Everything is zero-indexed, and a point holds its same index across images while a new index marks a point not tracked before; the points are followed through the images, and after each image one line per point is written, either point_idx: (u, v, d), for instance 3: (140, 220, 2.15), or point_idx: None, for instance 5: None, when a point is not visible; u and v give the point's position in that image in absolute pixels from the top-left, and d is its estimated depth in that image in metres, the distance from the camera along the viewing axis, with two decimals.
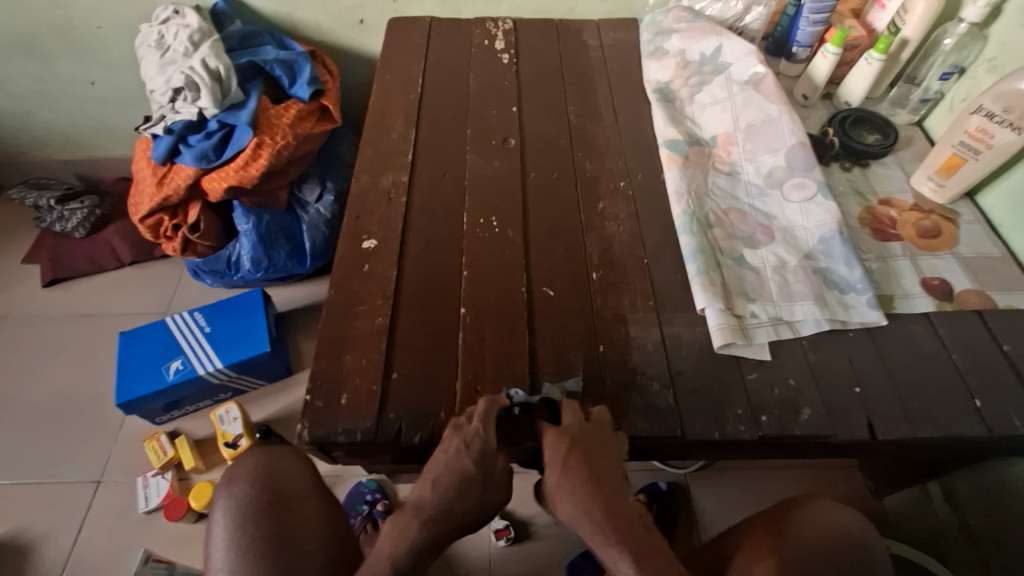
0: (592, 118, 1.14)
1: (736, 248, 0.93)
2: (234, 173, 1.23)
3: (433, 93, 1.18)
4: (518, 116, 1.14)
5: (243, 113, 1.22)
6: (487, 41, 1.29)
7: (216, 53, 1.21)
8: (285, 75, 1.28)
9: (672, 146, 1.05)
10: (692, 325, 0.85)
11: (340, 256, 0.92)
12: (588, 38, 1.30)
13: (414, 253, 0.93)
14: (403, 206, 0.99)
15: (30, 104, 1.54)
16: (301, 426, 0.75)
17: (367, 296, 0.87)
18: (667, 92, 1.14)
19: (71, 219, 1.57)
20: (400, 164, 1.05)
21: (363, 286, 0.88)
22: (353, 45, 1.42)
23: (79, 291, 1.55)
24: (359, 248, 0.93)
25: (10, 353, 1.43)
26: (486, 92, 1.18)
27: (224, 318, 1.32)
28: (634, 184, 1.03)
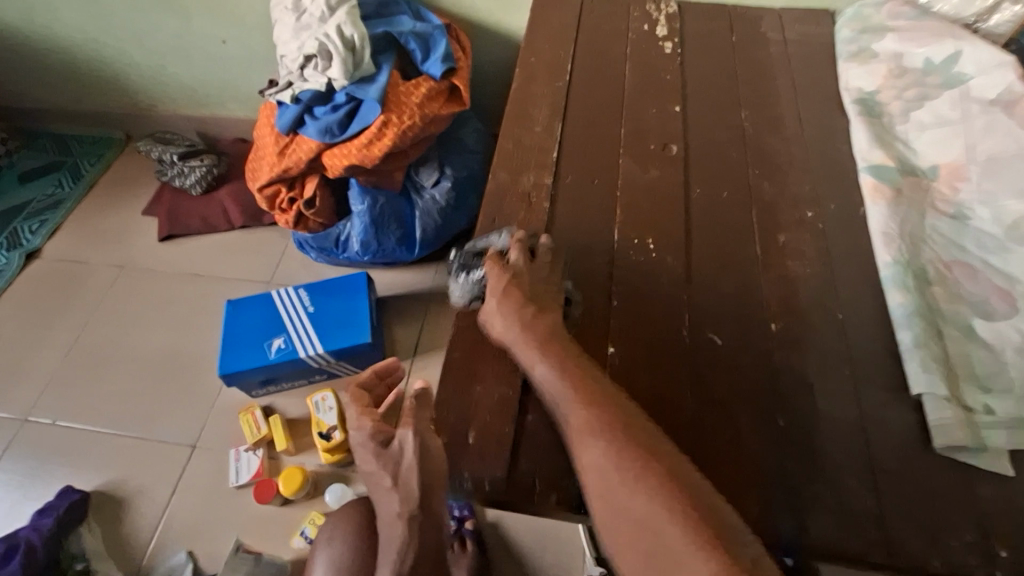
0: (770, 127, 0.96)
1: (962, 313, 0.74)
2: (357, 152, 1.16)
3: (582, 83, 1.04)
4: (681, 118, 0.98)
5: (373, 88, 1.14)
6: (647, 25, 1.13)
7: (353, 20, 1.13)
8: (419, 49, 1.19)
9: (880, 173, 0.85)
10: (899, 409, 0.68)
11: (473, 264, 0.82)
12: (767, 29, 1.10)
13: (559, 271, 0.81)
14: (546, 213, 0.86)
15: (164, 58, 1.55)
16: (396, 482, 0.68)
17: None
18: (872, 104, 0.93)
19: (190, 175, 1.59)
20: (542, 162, 0.93)
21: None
22: (490, 20, 1.30)
23: (191, 249, 1.56)
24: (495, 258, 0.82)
25: (125, 303, 1.47)
26: (645, 85, 1.03)
27: (329, 299, 1.27)
28: (825, 215, 0.85)
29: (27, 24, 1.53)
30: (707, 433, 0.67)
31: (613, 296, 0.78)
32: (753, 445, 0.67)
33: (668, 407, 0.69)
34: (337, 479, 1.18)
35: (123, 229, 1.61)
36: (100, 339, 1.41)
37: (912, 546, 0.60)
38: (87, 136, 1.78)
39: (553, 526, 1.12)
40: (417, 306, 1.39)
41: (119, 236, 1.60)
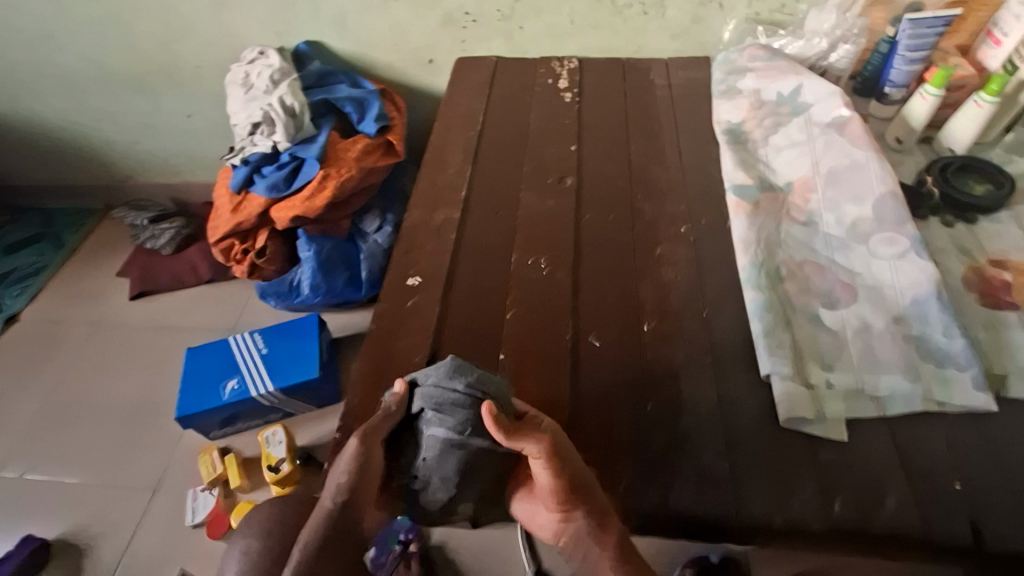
0: (653, 158, 1.09)
1: (810, 305, 0.83)
2: (300, 203, 1.30)
3: (492, 131, 1.18)
4: (577, 155, 1.11)
5: (313, 147, 1.29)
6: (550, 79, 1.29)
7: (293, 91, 1.29)
8: (356, 112, 1.35)
9: (743, 191, 0.97)
10: (755, 389, 0.76)
11: (386, 290, 0.92)
12: (655, 77, 1.27)
13: (464, 291, 0.91)
14: (454, 242, 0.98)
15: (136, 134, 1.71)
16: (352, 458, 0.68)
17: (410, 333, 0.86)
18: (738, 134, 1.06)
19: (161, 236, 1.73)
20: (452, 199, 1.05)
21: (407, 322, 0.87)
22: (421, 84, 1.47)
23: (161, 305, 1.67)
24: (405, 284, 0.93)
25: (96, 358, 1.56)
26: (546, 129, 1.17)
27: (282, 341, 1.36)
28: (697, 229, 0.96)
29: (12, 112, 1.69)
30: (584, 420, 0.75)
31: (507, 309, 0.88)
32: (623, 429, 0.74)
33: (551, 401, 0.77)
34: None
35: (97, 291, 1.72)
36: (70, 393, 1.49)
37: (764, 508, 0.67)
38: (68, 209, 1.93)
39: (496, 543, 1.16)
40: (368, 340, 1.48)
41: (93, 296, 1.70)
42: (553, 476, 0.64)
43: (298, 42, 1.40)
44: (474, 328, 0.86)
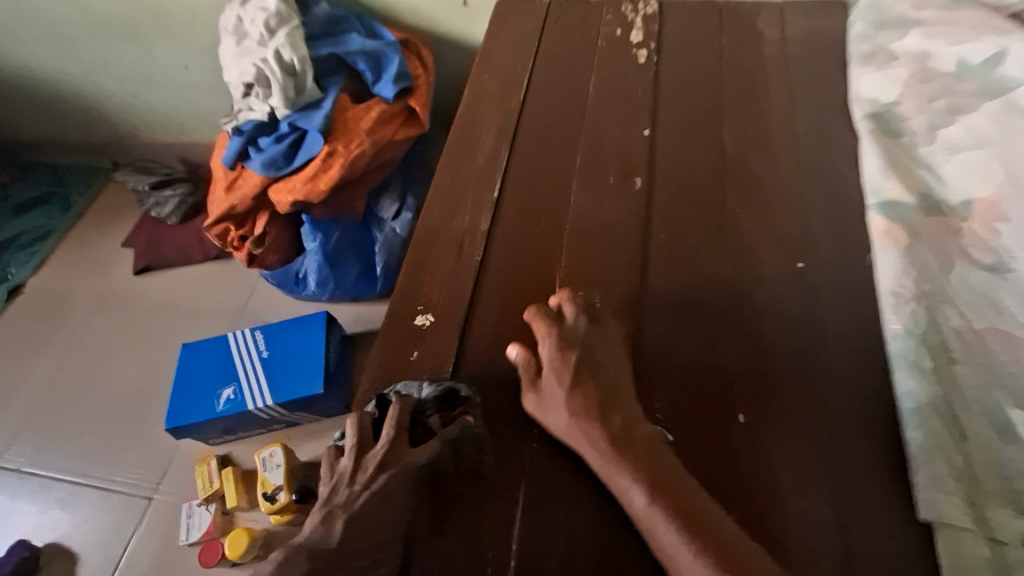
0: (757, 149, 0.79)
1: (998, 404, 0.55)
2: (301, 185, 1.07)
3: (538, 101, 0.90)
4: (650, 141, 0.82)
5: (316, 116, 1.05)
6: (620, 29, 0.97)
7: (293, 43, 1.04)
8: (370, 70, 1.08)
9: (894, 213, 0.67)
10: (901, 536, 0.52)
11: (384, 330, 0.69)
12: (763, 28, 0.93)
13: (487, 341, 0.67)
14: (478, 264, 0.73)
15: (135, 85, 1.51)
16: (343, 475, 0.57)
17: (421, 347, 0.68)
18: (888, 120, 0.75)
19: (165, 207, 1.58)
20: (479, 198, 0.79)
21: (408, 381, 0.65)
22: (454, 32, 1.18)
23: (166, 282, 1.53)
24: (410, 324, 0.69)
25: (98, 339, 1.44)
26: (610, 100, 0.87)
27: (285, 343, 1.18)
28: (819, 264, 0.68)
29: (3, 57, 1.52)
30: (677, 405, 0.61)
31: None
32: None
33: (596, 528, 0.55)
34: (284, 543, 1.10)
35: (104, 262, 1.59)
36: (69, 377, 1.39)
37: None
38: (78, 165, 1.79)
39: None
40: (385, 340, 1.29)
41: (99, 268, 1.58)
42: (633, 474, 0.53)
43: None
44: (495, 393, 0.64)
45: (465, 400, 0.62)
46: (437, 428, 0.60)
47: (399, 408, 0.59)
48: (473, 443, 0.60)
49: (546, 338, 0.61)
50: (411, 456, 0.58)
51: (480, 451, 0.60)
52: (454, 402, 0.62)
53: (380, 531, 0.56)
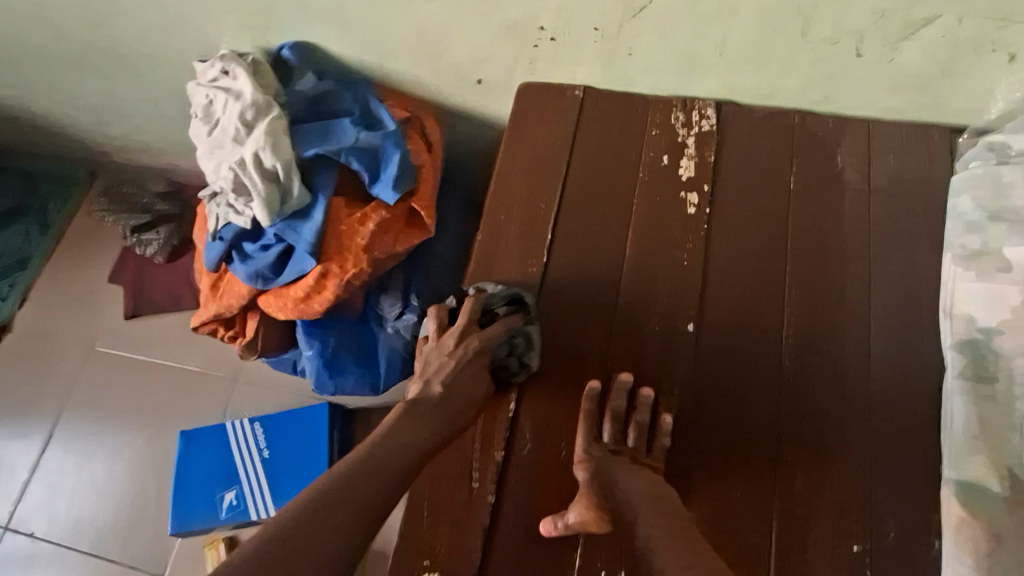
0: (822, 368, 0.67)
1: None
2: (293, 303, 0.96)
3: (565, 261, 0.77)
4: (694, 345, 0.70)
5: (306, 230, 0.91)
6: (667, 156, 0.81)
7: (274, 145, 0.88)
8: (366, 169, 0.92)
9: (973, 498, 0.58)
10: None
11: None
12: (844, 169, 0.77)
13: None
14: (491, 508, 0.66)
15: (101, 116, 1.33)
16: (436, 360, 0.65)
17: (450, 551, 0.65)
18: (985, 354, 0.63)
19: (149, 246, 1.45)
20: (493, 407, 0.70)
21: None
22: (465, 106, 0.99)
23: (160, 331, 1.46)
24: None
25: (98, 392, 1.42)
26: (649, 270, 0.75)
27: (285, 443, 1.16)
28: (877, 551, 0.61)
29: None
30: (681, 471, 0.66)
31: None
32: None
33: None
34: None
35: (92, 300, 1.51)
36: (73, 433, 1.39)
37: None
38: (49, 171, 1.59)
39: None
40: None
41: (88, 307, 1.50)
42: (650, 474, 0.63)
43: (281, 43, 0.92)
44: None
45: (524, 306, 0.72)
46: (500, 316, 0.69)
47: (471, 302, 0.69)
48: (527, 338, 0.70)
49: (581, 439, 0.65)
50: (481, 337, 0.66)
51: (528, 344, 0.70)
52: (515, 302, 0.71)
53: (457, 415, 0.63)
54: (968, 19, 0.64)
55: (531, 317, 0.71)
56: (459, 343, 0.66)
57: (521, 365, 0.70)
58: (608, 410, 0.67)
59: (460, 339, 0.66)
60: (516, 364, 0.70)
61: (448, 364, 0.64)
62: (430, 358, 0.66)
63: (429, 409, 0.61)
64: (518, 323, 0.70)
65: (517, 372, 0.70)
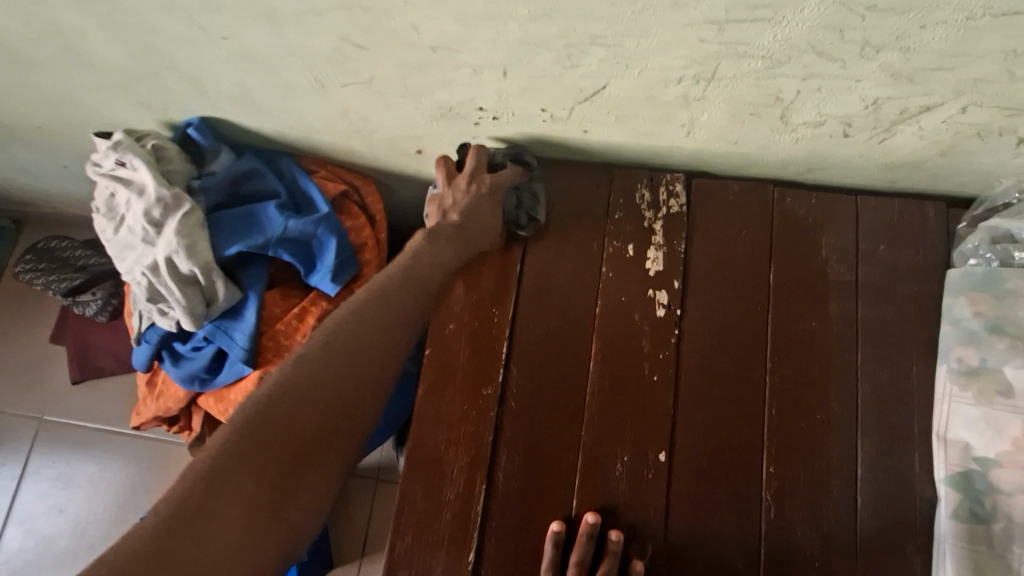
0: (804, 503, 0.62)
1: None
2: (236, 407, 0.87)
3: (523, 378, 0.69)
4: (666, 475, 0.64)
5: (239, 334, 0.82)
6: (632, 246, 0.71)
7: (189, 247, 0.77)
8: (299, 261, 0.82)
9: None
10: None
11: None
12: (827, 260, 0.68)
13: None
14: None
15: (9, 174, 1.18)
16: (449, 206, 0.70)
17: None
18: (980, 489, 0.57)
19: (88, 307, 1.32)
20: (460, 544, 0.65)
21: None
22: (410, 172, 0.88)
23: (112, 394, 1.37)
24: None
25: (56, 465, 1.35)
26: (616, 387, 0.67)
27: None
28: None
29: None
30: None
31: None
32: None
33: None
34: None
35: (34, 365, 1.40)
36: (35, 511, 1.33)
37: None
38: None
39: None
40: (364, 491, 1.19)
41: (31, 374, 1.39)
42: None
43: (186, 120, 0.80)
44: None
45: (528, 164, 0.73)
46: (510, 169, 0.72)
47: (478, 151, 0.71)
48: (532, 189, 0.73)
49: None
50: (491, 181, 0.70)
51: (535, 199, 0.72)
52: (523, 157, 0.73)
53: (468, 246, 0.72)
54: (973, 110, 0.56)
55: (534, 173, 0.73)
56: (470, 185, 0.70)
57: (529, 220, 0.73)
58: (572, 564, 0.61)
59: (472, 182, 0.70)
60: (523, 219, 0.72)
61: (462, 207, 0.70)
62: (446, 196, 0.71)
63: (447, 238, 0.71)
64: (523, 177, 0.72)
65: (524, 228, 0.72)
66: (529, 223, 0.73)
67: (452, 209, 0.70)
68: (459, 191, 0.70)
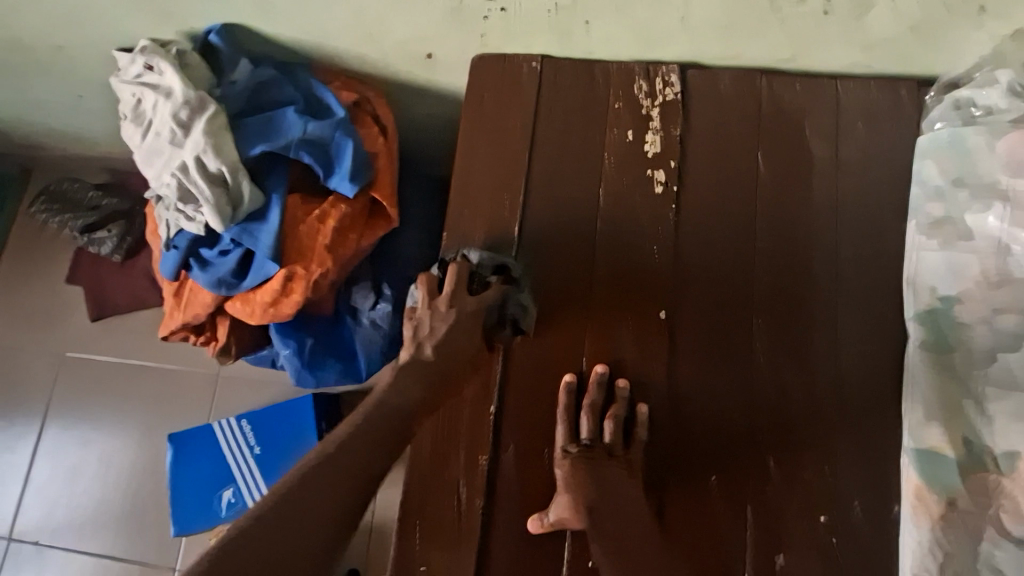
0: (794, 353, 0.68)
1: None
2: (261, 309, 0.93)
3: (535, 254, 0.74)
4: (667, 332, 0.70)
5: (264, 234, 0.87)
6: (632, 132, 0.77)
7: (216, 147, 0.82)
8: (318, 164, 0.87)
9: (930, 471, 0.61)
10: None
11: None
12: (811, 140, 0.74)
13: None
14: (482, 519, 0.67)
15: (23, 110, 1.22)
16: (432, 329, 0.63)
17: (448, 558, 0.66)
18: (946, 325, 0.64)
19: (103, 246, 1.36)
20: (481, 401, 0.70)
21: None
22: (418, 82, 0.92)
23: (128, 331, 1.40)
24: None
25: (77, 400, 1.39)
26: (619, 259, 0.73)
27: (277, 437, 1.15)
28: (845, 526, 0.63)
29: None
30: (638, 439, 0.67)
31: None
32: None
33: None
34: None
35: (49, 308, 1.43)
36: (61, 444, 1.37)
37: None
38: None
39: None
40: None
41: (46, 316, 1.42)
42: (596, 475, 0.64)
43: (207, 28, 0.84)
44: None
45: (511, 275, 0.71)
46: (492, 285, 0.69)
47: (459, 266, 0.67)
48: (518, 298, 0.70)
49: (560, 439, 0.67)
50: (475, 300, 0.66)
51: (522, 311, 0.70)
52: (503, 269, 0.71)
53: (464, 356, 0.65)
54: None
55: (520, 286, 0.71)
56: (451, 310, 0.64)
57: (514, 331, 0.71)
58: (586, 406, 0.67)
59: (454, 305, 0.65)
60: (508, 331, 0.70)
61: (449, 330, 0.64)
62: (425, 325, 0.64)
63: (423, 369, 0.62)
64: (508, 292, 0.70)
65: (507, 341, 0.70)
66: (513, 333, 0.71)
67: (433, 334, 0.63)
68: (441, 315, 0.64)
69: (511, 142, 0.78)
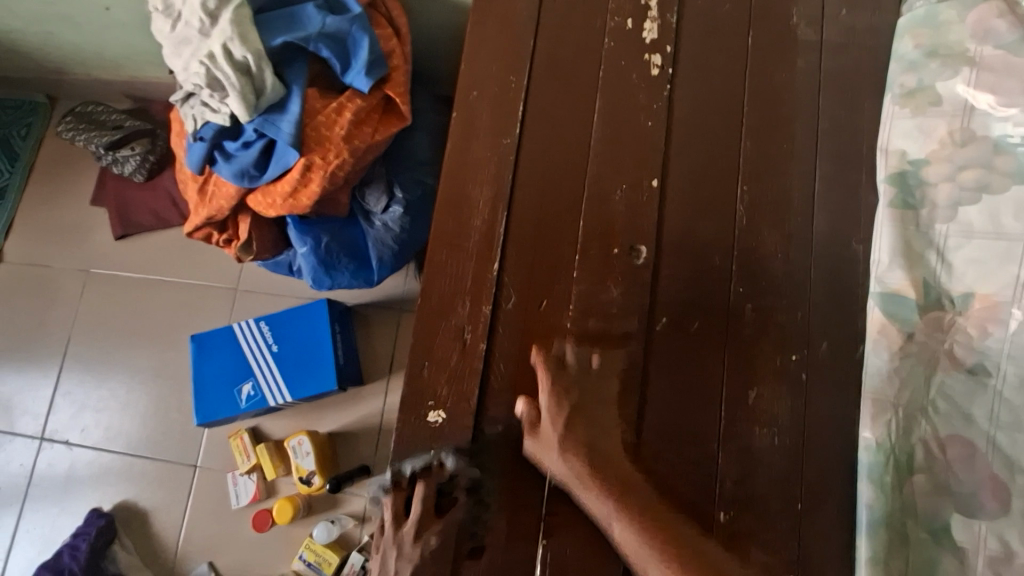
0: (771, 214, 0.74)
1: (940, 510, 0.64)
2: (281, 199, 0.99)
3: (537, 130, 0.80)
4: (658, 198, 0.77)
5: (284, 123, 0.93)
6: (631, 20, 0.82)
7: (241, 35, 0.88)
8: (336, 57, 0.93)
9: (894, 310, 0.68)
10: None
11: (399, 435, 0.73)
12: (797, 26, 0.79)
13: (495, 450, 0.72)
14: (484, 360, 0.74)
15: (50, 25, 1.27)
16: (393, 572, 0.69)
17: (454, 394, 0.74)
18: (912, 183, 0.70)
19: (126, 164, 1.42)
20: (486, 256, 0.77)
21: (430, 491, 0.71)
22: None
23: (149, 249, 1.47)
24: (425, 424, 0.73)
25: (103, 313, 1.47)
26: (616, 135, 0.79)
27: (293, 337, 1.22)
28: (812, 361, 0.70)
29: None
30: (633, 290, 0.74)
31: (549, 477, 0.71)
32: None
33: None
34: (325, 503, 1.28)
35: (76, 226, 1.50)
36: (86, 353, 1.45)
37: None
38: (7, 100, 1.55)
39: None
40: (388, 320, 1.32)
41: (74, 233, 1.50)
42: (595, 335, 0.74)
43: None
44: (509, 506, 0.71)
45: (481, 485, 0.72)
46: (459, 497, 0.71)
47: (426, 485, 0.71)
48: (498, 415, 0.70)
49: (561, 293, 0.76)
50: (438, 530, 0.70)
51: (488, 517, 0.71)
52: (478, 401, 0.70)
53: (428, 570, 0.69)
54: None
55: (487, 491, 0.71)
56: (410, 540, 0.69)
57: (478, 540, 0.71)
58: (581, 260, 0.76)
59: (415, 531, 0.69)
60: (472, 543, 0.70)
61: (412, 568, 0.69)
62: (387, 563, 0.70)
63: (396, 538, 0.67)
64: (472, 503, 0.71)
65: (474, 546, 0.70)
66: (477, 550, 0.71)
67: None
68: (403, 540, 0.69)
69: (517, 29, 0.83)
